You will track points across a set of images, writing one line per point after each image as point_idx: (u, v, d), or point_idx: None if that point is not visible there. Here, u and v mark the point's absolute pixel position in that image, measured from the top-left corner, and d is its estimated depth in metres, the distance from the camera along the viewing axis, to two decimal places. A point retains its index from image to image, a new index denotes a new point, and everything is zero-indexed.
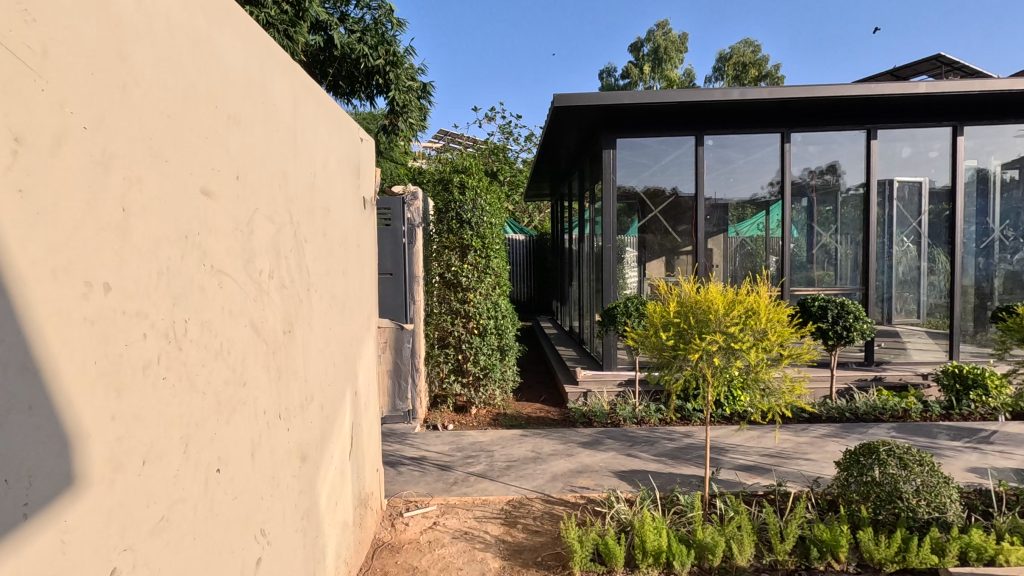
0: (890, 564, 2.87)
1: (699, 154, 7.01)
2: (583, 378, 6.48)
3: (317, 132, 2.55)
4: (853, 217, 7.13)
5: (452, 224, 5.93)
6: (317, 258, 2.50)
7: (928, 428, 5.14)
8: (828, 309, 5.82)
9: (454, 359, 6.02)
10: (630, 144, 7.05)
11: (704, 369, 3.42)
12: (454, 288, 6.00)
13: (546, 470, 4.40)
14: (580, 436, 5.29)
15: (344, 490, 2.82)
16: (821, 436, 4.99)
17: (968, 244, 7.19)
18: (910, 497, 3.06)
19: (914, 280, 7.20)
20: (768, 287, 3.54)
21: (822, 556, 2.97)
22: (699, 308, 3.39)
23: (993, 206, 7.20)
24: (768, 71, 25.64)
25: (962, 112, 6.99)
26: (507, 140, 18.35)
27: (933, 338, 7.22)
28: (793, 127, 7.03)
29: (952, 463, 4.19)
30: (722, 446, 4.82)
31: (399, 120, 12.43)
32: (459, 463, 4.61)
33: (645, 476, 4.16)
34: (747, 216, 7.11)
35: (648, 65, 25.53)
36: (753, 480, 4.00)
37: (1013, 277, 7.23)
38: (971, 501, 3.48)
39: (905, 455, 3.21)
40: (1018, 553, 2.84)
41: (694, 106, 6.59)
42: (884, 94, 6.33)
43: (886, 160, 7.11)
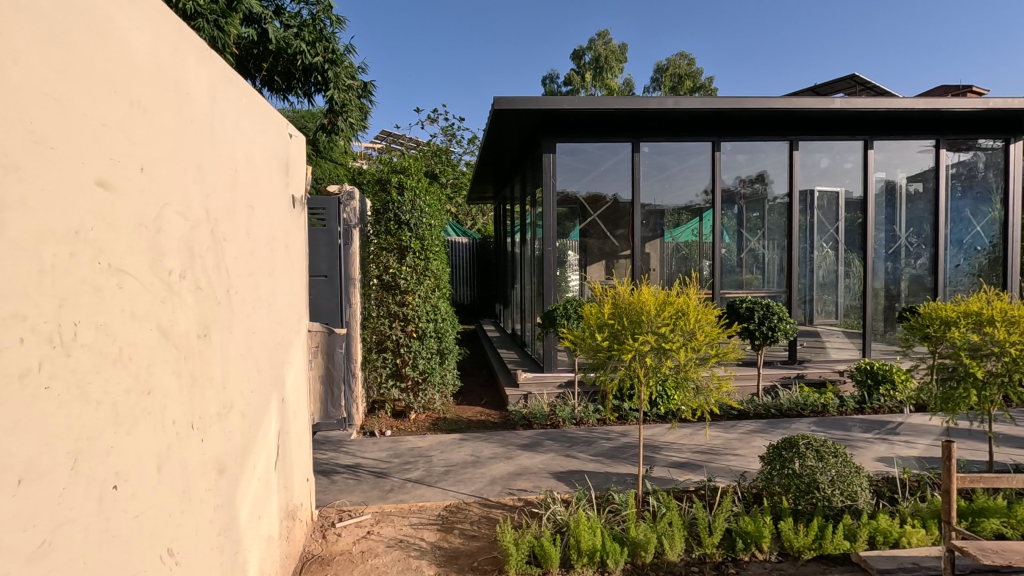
0: (808, 552, 3.02)
1: (636, 161, 7.22)
2: (523, 380, 6.49)
3: (239, 125, 2.42)
4: (777, 224, 7.56)
5: (390, 225, 5.81)
6: (238, 257, 2.36)
7: (844, 422, 5.49)
8: (755, 310, 6.11)
9: (393, 363, 5.88)
10: (570, 149, 7.15)
11: (637, 369, 3.50)
12: (393, 291, 5.88)
13: (485, 473, 4.38)
14: (520, 439, 5.30)
15: (269, 503, 2.68)
16: (747, 432, 5.23)
17: (879, 250, 7.75)
18: (825, 487, 3.24)
19: (832, 283, 7.69)
20: (697, 289, 3.67)
21: (747, 548, 3.09)
22: (633, 309, 3.46)
23: (900, 215, 7.79)
24: (702, 83, 26.79)
25: (871, 127, 7.55)
26: (450, 142, 18.23)
27: (849, 338, 7.73)
28: (722, 137, 7.35)
29: (864, 453, 4.48)
30: (657, 444, 4.96)
31: (338, 120, 12.11)
32: (397, 470, 4.51)
33: (582, 477, 4.21)
34: (682, 221, 7.38)
35: (590, 73, 26.05)
36: (684, 476, 4.13)
37: (917, 280, 7.86)
38: (879, 488, 3.73)
39: (822, 447, 3.40)
40: (919, 535, 3.07)
41: (631, 113, 6.77)
42: (804, 108, 6.74)
43: (807, 170, 7.56)
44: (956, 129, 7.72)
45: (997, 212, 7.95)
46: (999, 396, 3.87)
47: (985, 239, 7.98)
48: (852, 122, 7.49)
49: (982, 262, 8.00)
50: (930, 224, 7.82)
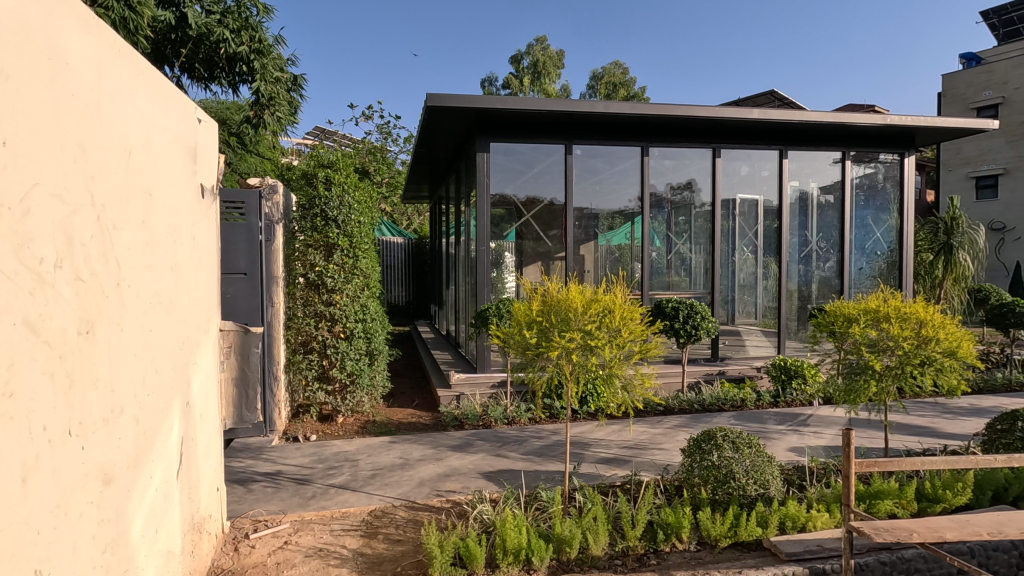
0: (724, 540, 3.14)
1: (569, 163, 7.32)
2: (456, 380, 6.42)
3: (134, 104, 2.23)
4: (702, 228, 7.90)
5: (316, 222, 5.58)
6: (131, 247, 2.16)
7: (760, 415, 5.79)
8: (679, 310, 6.34)
9: (319, 365, 5.64)
10: (504, 149, 7.16)
11: (564, 365, 3.52)
12: (319, 289, 5.64)
13: (413, 476, 4.27)
14: (451, 440, 5.23)
15: (169, 515, 2.47)
16: (672, 427, 5.41)
17: (792, 253, 8.26)
18: (741, 477, 3.39)
19: (752, 285, 8.12)
20: (624, 287, 3.72)
21: (667, 538, 3.17)
22: (560, 307, 3.47)
23: (811, 222, 8.34)
24: (635, 92, 27.64)
25: (786, 138, 8.04)
26: (385, 140, 17.81)
27: (766, 336, 8.18)
28: (651, 142, 7.60)
29: (777, 444, 4.74)
30: (585, 441, 5.03)
31: (265, 113, 11.54)
32: (320, 476, 4.31)
33: (511, 476, 4.19)
34: (616, 225, 7.56)
35: (528, 76, 26.23)
36: (611, 472, 4.20)
37: (826, 282, 8.43)
38: (790, 476, 3.95)
39: (737, 438, 3.56)
40: (823, 518, 3.27)
41: (564, 116, 6.87)
42: (726, 117, 7.07)
43: (729, 177, 7.94)
44: (858, 142, 8.37)
45: (894, 220, 8.67)
46: (893, 387, 4.19)
47: (884, 244, 8.69)
48: (768, 133, 7.94)
49: (881, 265, 8.70)
50: (837, 230, 8.43)
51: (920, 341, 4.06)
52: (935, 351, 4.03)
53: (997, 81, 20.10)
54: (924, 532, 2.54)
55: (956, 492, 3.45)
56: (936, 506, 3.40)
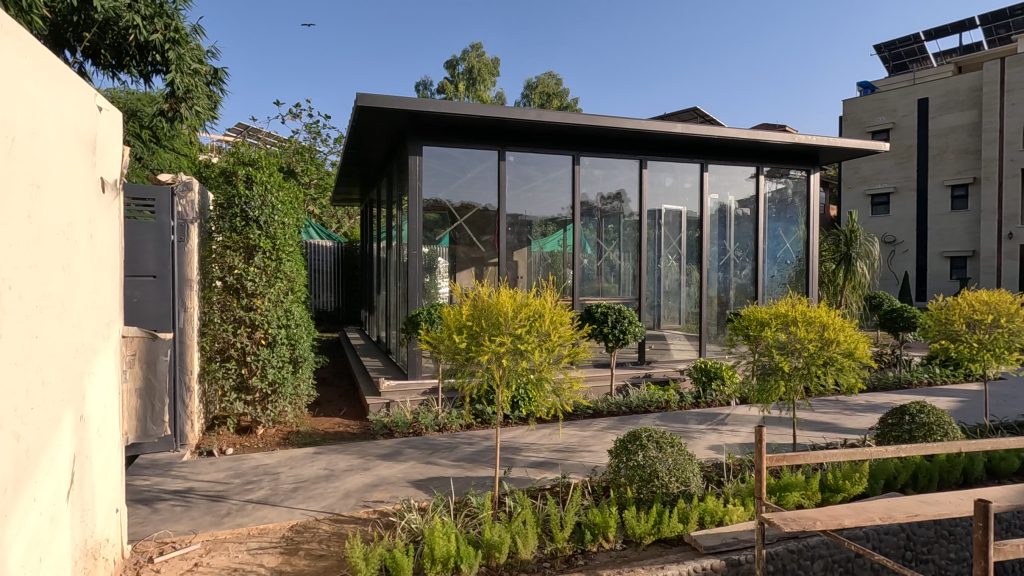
0: (648, 537, 3.24)
1: (502, 169, 7.37)
2: (385, 388, 6.28)
3: (22, 87, 2.03)
4: (630, 237, 8.16)
5: (235, 222, 5.27)
6: (14, 243, 1.95)
7: (682, 415, 6.06)
8: (608, 315, 6.52)
9: (237, 374, 5.32)
10: (436, 153, 7.09)
11: (494, 370, 3.50)
12: (238, 293, 5.33)
13: (338, 487, 4.11)
14: (379, 448, 5.09)
15: (56, 541, 2.23)
16: (601, 429, 5.55)
17: (712, 261, 8.72)
18: (663, 476, 3.52)
19: (676, 291, 8.49)
20: (554, 292, 3.75)
21: (594, 538, 3.23)
22: (491, 311, 3.46)
23: (729, 232, 8.84)
24: (569, 103, 28.29)
25: (706, 152, 8.50)
26: (314, 140, 17.18)
27: (689, 340, 8.57)
28: (582, 152, 7.79)
29: (698, 442, 4.97)
30: (517, 446, 5.05)
31: (181, 107, 10.90)
32: (236, 491, 4.06)
33: (441, 483, 4.13)
34: (550, 232, 7.68)
35: (463, 83, 26.21)
36: (540, 475, 4.23)
37: (742, 289, 8.96)
38: (709, 473, 4.14)
39: (660, 438, 3.70)
40: (738, 512, 3.45)
41: (497, 122, 6.92)
42: (651, 129, 7.39)
43: (654, 188, 8.28)
44: (770, 158, 8.98)
45: (801, 232, 9.36)
46: (800, 387, 4.51)
47: (793, 254, 9.35)
48: (690, 147, 8.36)
49: (791, 273, 9.36)
50: (752, 240, 8.98)
51: (824, 342, 4.38)
52: (836, 352, 4.36)
53: (889, 108, 22.25)
54: (825, 520, 2.72)
55: (853, 481, 3.74)
56: (837, 496, 3.68)
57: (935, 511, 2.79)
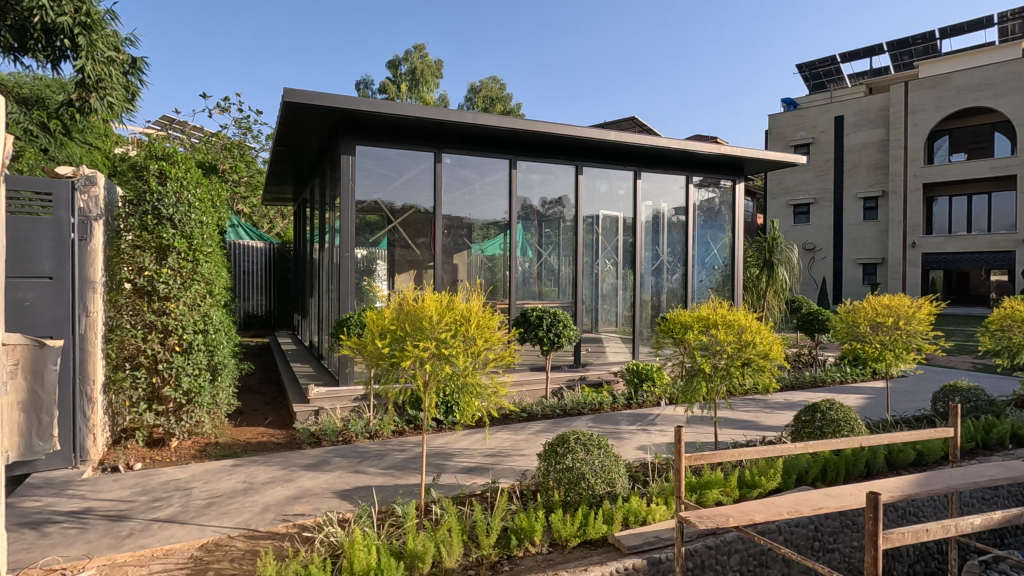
0: (573, 539, 3.26)
1: (438, 171, 7.29)
2: (315, 394, 6.04)
3: None
4: (567, 241, 8.26)
5: (146, 220, 4.92)
6: None
7: (615, 416, 6.18)
8: (543, 318, 6.58)
9: (147, 383, 4.95)
10: (370, 153, 6.91)
11: (419, 375, 3.43)
12: (149, 296, 4.97)
13: (256, 501, 3.90)
14: (304, 458, 4.89)
15: None
16: (533, 432, 5.58)
17: (646, 266, 8.97)
18: (590, 478, 3.57)
19: (612, 295, 8.67)
20: (481, 296, 3.70)
21: (520, 543, 3.21)
22: (416, 315, 3.37)
23: (662, 238, 9.12)
24: (512, 107, 28.41)
25: (639, 160, 8.75)
26: (245, 135, 16.41)
27: (624, 342, 8.76)
28: (519, 156, 7.82)
29: (628, 443, 5.08)
30: (449, 451, 4.98)
31: (91, 97, 10.06)
32: (141, 510, 3.77)
33: (367, 492, 4.00)
34: (491, 235, 7.69)
35: (405, 83, 25.78)
36: (470, 481, 4.19)
37: (673, 293, 9.27)
38: (637, 474, 4.23)
39: (588, 441, 3.76)
40: (661, 511, 3.53)
41: (432, 123, 6.84)
42: (586, 136, 7.54)
43: (590, 194, 8.44)
44: (700, 168, 9.36)
45: (728, 238, 9.79)
46: (721, 387, 4.69)
47: (720, 259, 9.77)
48: (624, 154, 8.58)
49: (718, 278, 9.77)
50: (682, 246, 9.31)
51: (742, 344, 4.57)
52: (753, 353, 4.56)
53: (808, 124, 23.64)
54: (738, 516, 2.82)
55: (768, 477, 3.92)
56: (753, 492, 3.85)
57: (837, 502, 2.96)
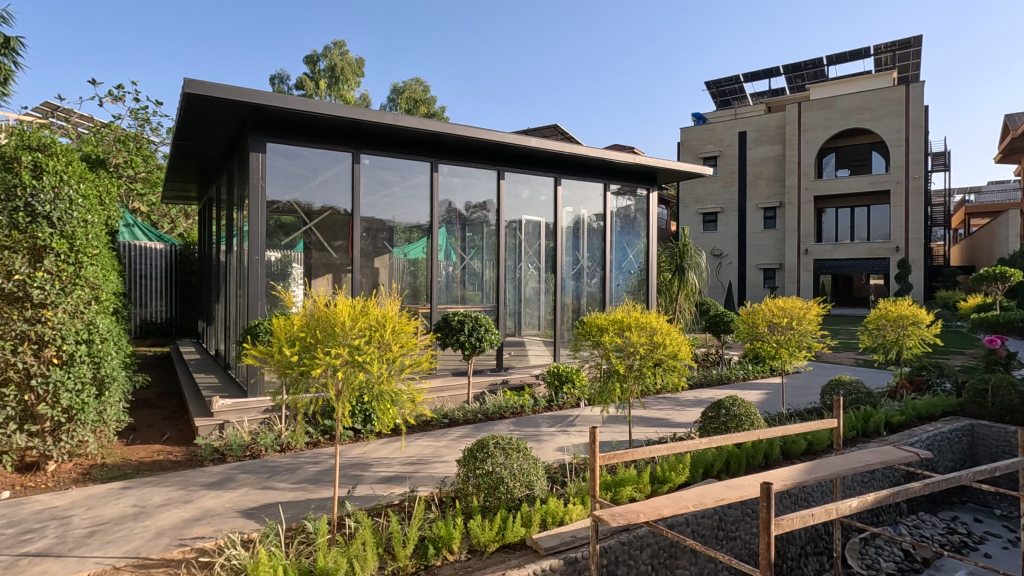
0: (491, 544, 3.24)
1: (356, 173, 7.06)
2: (219, 407, 5.61)
3: None
4: (489, 244, 8.28)
5: (17, 217, 4.38)
6: None
7: (535, 419, 6.27)
8: (465, 322, 6.55)
9: (19, 402, 4.40)
10: (283, 152, 6.59)
11: (331, 384, 3.29)
12: (21, 303, 4.42)
13: (148, 526, 3.57)
14: (206, 476, 4.54)
15: None
16: (454, 438, 5.53)
17: (566, 270, 9.18)
18: (509, 481, 3.58)
19: (534, 299, 8.79)
20: (396, 301, 3.62)
21: (438, 552, 3.15)
22: (327, 322, 3.24)
23: (582, 244, 9.37)
24: (436, 110, 28.12)
25: (560, 167, 8.94)
26: (142, 128, 15.10)
27: (545, 345, 8.89)
28: (440, 159, 7.74)
29: (548, 445, 5.16)
30: (367, 461, 4.82)
31: None
32: (8, 545, 3.33)
33: (276, 509, 3.78)
34: (414, 239, 7.59)
35: (324, 80, 24.80)
36: (387, 491, 4.08)
37: (592, 296, 9.54)
38: (555, 475, 4.30)
39: (507, 444, 3.77)
40: (577, 510, 3.60)
41: (350, 123, 6.63)
42: (507, 141, 7.61)
43: (512, 199, 8.51)
44: (617, 176, 9.72)
45: (642, 245, 10.23)
46: (634, 387, 4.88)
47: (635, 264, 10.18)
48: (545, 161, 8.73)
49: (634, 282, 10.18)
50: (600, 251, 9.61)
51: (653, 345, 4.78)
52: (663, 354, 4.78)
53: (716, 138, 25.28)
54: (647, 511, 2.92)
55: (677, 472, 4.13)
56: (664, 486, 4.02)
57: (737, 493, 3.15)
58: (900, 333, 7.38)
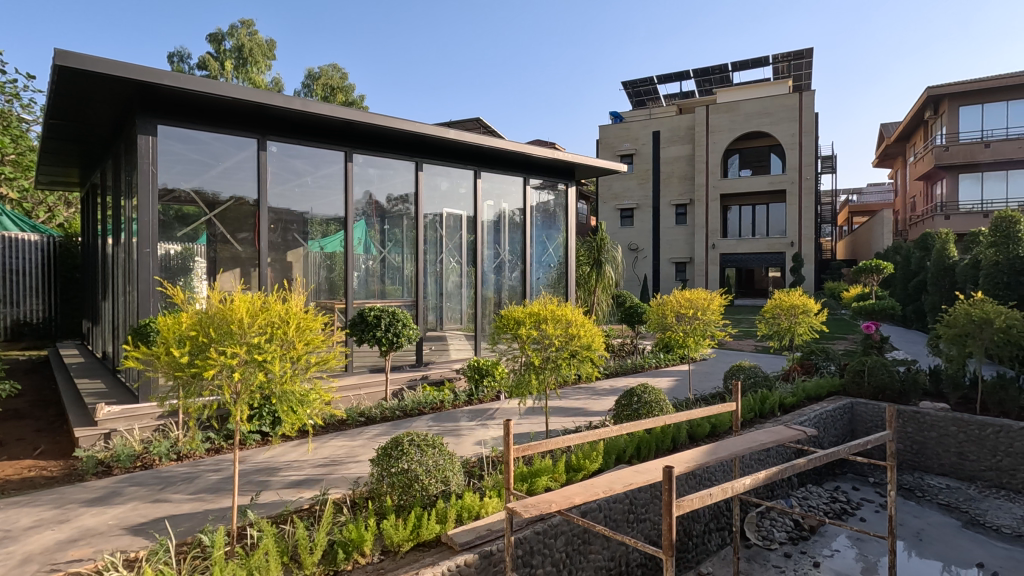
0: (405, 544, 3.16)
1: (262, 160, 6.64)
2: (104, 415, 5.08)
3: None
4: (408, 238, 8.09)
5: None
6: None
7: (455, 414, 6.21)
8: (382, 318, 6.36)
9: None
10: (178, 136, 6.07)
11: (228, 386, 3.07)
12: None
13: (13, 553, 3.16)
14: (87, 492, 4.11)
15: None
16: (370, 436, 5.37)
17: (487, 264, 9.17)
18: (424, 478, 3.52)
19: (455, 293, 8.71)
20: (301, 296, 3.44)
21: (348, 556, 3.02)
22: (222, 320, 3.01)
23: (503, 238, 9.40)
24: (354, 98, 27.12)
25: (479, 161, 8.90)
26: (11, 103, 13.36)
27: (466, 339, 8.83)
28: (354, 148, 7.45)
29: (467, 439, 5.13)
30: (274, 466, 4.57)
31: None
32: None
33: (169, 523, 3.48)
34: (330, 232, 7.28)
35: (230, 61, 23.13)
36: (295, 496, 3.88)
37: (513, 290, 9.59)
38: (473, 469, 4.28)
39: (422, 441, 3.70)
40: (493, 503, 3.59)
41: (255, 107, 6.22)
42: (426, 133, 7.46)
43: (431, 192, 8.36)
44: (536, 170, 9.81)
45: (562, 238, 10.41)
46: (551, 379, 4.95)
47: (555, 258, 10.35)
48: (464, 153, 8.65)
49: (554, 275, 10.35)
50: (521, 245, 9.67)
51: (568, 337, 4.88)
52: (578, 345, 4.89)
53: (632, 136, 26.28)
54: (559, 500, 2.96)
55: (591, 460, 4.24)
56: (578, 475, 4.11)
57: (645, 477, 3.28)
58: (793, 321, 8.03)
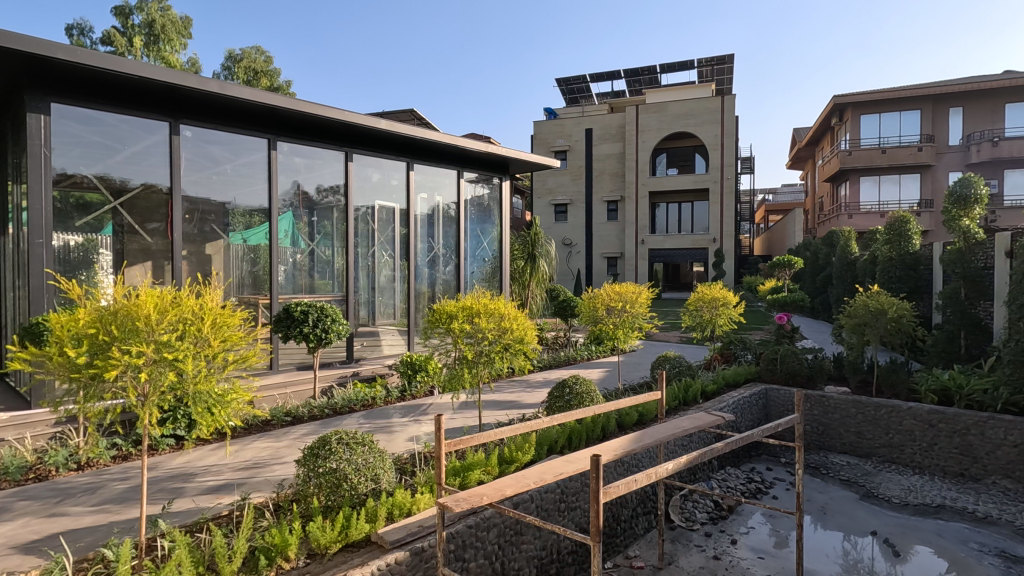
0: (333, 546, 3.06)
1: (175, 145, 6.19)
2: None
3: None
4: (337, 230, 7.82)
5: None
6: None
7: (387, 411, 6.09)
8: (309, 313, 6.11)
9: None
10: (76, 116, 5.53)
11: (133, 388, 2.84)
12: None
13: None
14: None
15: None
16: (297, 436, 5.16)
17: (420, 257, 9.03)
18: (353, 477, 3.42)
19: (388, 287, 8.52)
20: (216, 290, 3.24)
21: (271, 562, 2.89)
22: (126, 317, 2.78)
23: (436, 231, 9.28)
24: (280, 84, 25.83)
25: (412, 152, 8.72)
26: None
27: (399, 334, 8.67)
28: (278, 136, 7.10)
29: (399, 436, 5.05)
30: (190, 471, 4.29)
31: None
32: None
33: (67, 539, 3.19)
34: (253, 224, 6.91)
35: (139, 38, 21.36)
36: (213, 502, 3.67)
37: (447, 284, 9.51)
38: (405, 466, 4.21)
39: (351, 440, 3.59)
40: (424, 499, 3.55)
41: (166, 88, 5.78)
42: (355, 122, 7.22)
43: (362, 183, 8.10)
44: (470, 163, 9.75)
45: (496, 232, 10.41)
46: (484, 372, 4.95)
47: (489, 252, 10.33)
48: (396, 144, 8.45)
49: (488, 270, 10.34)
50: (455, 238, 9.58)
51: (501, 331, 4.89)
52: (510, 339, 4.91)
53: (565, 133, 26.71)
54: (491, 493, 2.96)
55: (524, 452, 4.28)
56: (510, 466, 4.14)
57: (575, 467, 3.34)
58: (714, 313, 8.46)
